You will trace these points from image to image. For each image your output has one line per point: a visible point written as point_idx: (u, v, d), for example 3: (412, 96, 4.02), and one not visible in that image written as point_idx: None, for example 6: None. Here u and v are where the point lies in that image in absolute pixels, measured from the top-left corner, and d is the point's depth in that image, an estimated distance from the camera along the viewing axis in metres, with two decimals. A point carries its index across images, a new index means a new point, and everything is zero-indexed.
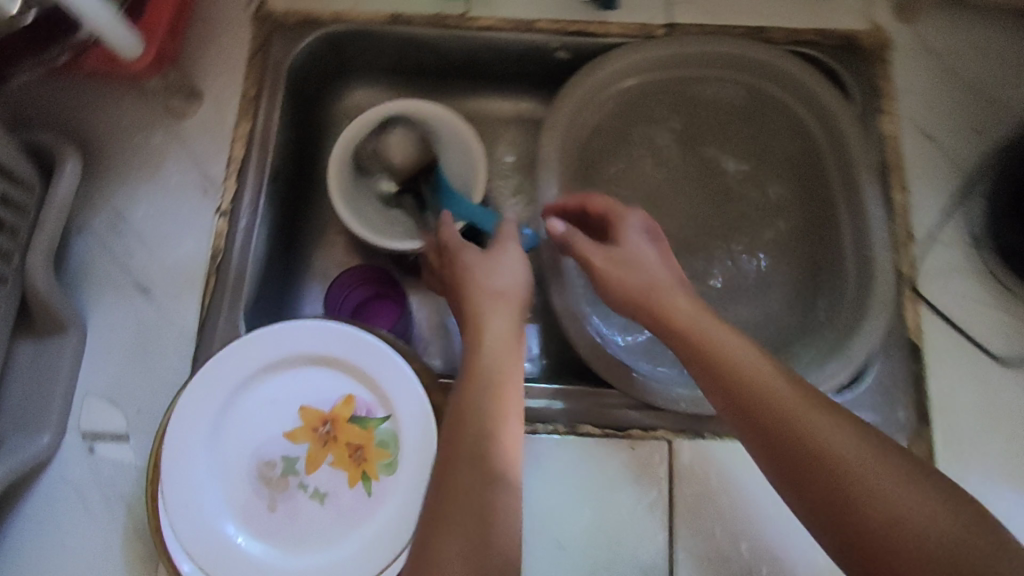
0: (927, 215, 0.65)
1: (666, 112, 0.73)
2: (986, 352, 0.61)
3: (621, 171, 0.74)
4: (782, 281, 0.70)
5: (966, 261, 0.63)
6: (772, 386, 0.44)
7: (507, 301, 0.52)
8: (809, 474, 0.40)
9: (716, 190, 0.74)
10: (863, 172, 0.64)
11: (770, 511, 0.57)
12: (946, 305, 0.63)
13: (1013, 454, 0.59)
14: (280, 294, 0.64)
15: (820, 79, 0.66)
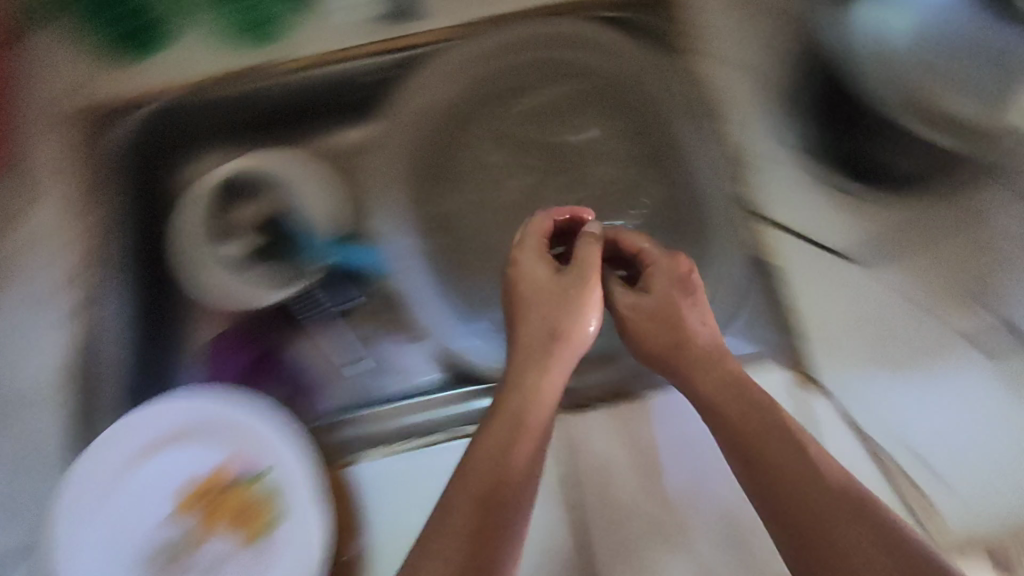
0: (759, 139, 0.65)
1: (490, 100, 0.72)
2: (839, 255, 0.63)
3: (462, 169, 0.71)
4: (656, 246, 0.68)
5: (804, 172, 0.64)
6: (783, 423, 0.49)
7: (545, 352, 0.53)
8: (811, 520, 0.44)
9: (555, 166, 0.71)
10: (678, 119, 0.69)
11: (662, 462, 0.58)
12: (795, 220, 0.64)
13: (878, 347, 0.60)
14: (158, 375, 0.66)
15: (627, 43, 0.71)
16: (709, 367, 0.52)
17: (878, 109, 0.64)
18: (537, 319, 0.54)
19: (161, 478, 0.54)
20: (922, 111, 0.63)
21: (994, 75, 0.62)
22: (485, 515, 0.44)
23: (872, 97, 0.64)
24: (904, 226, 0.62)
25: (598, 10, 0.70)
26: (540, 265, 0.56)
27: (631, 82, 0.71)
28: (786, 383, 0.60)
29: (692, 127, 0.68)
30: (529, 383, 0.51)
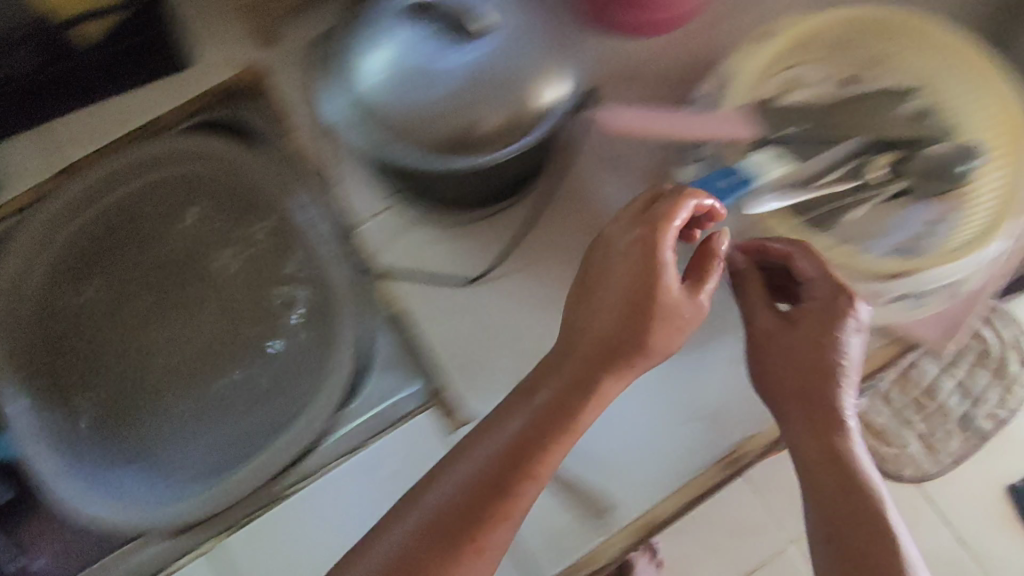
0: (355, 200, 0.67)
1: (116, 262, 0.69)
2: (455, 283, 0.65)
3: (119, 339, 0.68)
4: (302, 330, 0.67)
5: (404, 218, 0.67)
6: (842, 458, 0.55)
7: (609, 359, 0.49)
8: (852, 540, 0.54)
9: (207, 294, 0.71)
10: (286, 200, 0.69)
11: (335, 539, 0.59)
12: (407, 264, 0.66)
13: (512, 355, 0.63)
14: None
15: (224, 144, 0.70)
16: (794, 381, 0.55)
17: (440, 145, 0.53)
18: (615, 301, 0.50)
19: None
20: (484, 124, 0.52)
21: (530, 57, 0.53)
22: (462, 513, 0.48)
23: (427, 131, 0.52)
24: (505, 233, 0.67)
25: (180, 121, 0.70)
26: (616, 258, 0.51)
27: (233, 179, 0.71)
28: (439, 424, 0.62)
29: (303, 198, 0.69)
30: (589, 392, 0.49)
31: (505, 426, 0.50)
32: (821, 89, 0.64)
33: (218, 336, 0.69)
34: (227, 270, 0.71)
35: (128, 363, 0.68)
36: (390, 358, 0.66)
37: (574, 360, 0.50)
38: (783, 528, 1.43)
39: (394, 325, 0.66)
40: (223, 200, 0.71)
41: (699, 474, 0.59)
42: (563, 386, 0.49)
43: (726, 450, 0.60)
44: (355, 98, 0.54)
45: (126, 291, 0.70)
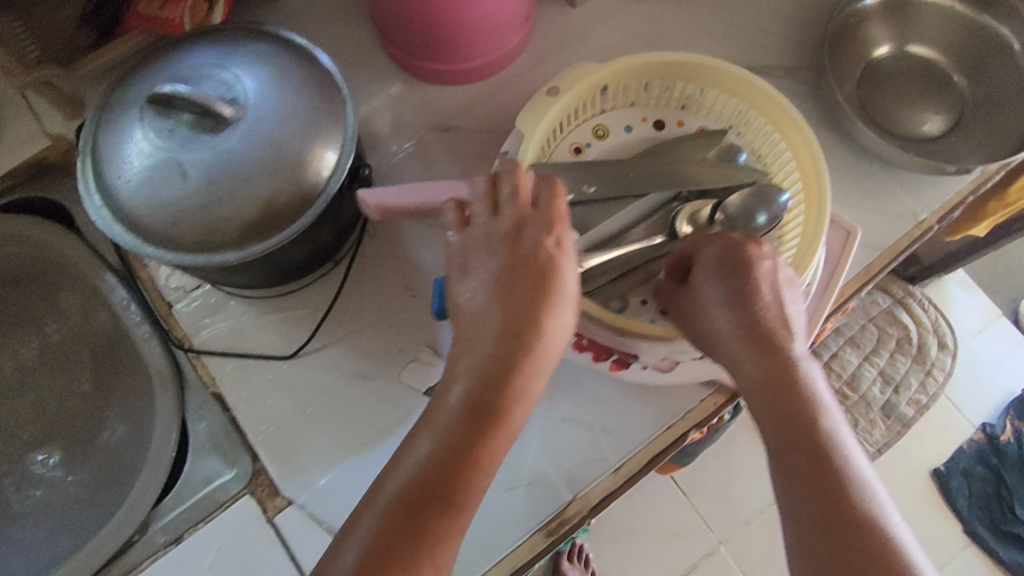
0: (168, 276, 0.65)
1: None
2: (274, 357, 0.63)
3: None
4: (128, 411, 0.67)
5: (219, 293, 0.65)
6: (796, 412, 0.45)
7: (526, 329, 0.42)
8: (823, 502, 0.43)
9: (31, 369, 0.71)
10: (99, 275, 0.67)
11: None
12: (224, 341, 0.63)
13: (333, 428, 0.60)
14: None
15: (31, 224, 0.67)
16: (728, 349, 0.48)
17: (197, 239, 0.51)
18: (505, 288, 0.43)
19: None
20: (240, 217, 0.51)
21: (286, 145, 0.52)
22: (383, 551, 0.40)
23: (181, 227, 0.51)
24: (322, 302, 0.64)
25: None
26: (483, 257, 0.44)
27: (47, 257, 0.69)
28: (258, 506, 0.59)
29: (114, 278, 0.67)
30: (505, 379, 0.42)
31: (416, 456, 0.42)
32: (630, 133, 0.63)
33: (53, 417, 0.70)
34: (48, 343, 0.71)
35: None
36: (212, 439, 0.63)
37: (484, 352, 0.42)
38: (713, 528, 1.40)
39: (215, 405, 0.63)
40: (44, 278, 0.70)
41: (520, 543, 0.57)
42: (474, 374, 0.42)
43: (549, 516, 0.58)
44: (106, 195, 0.52)
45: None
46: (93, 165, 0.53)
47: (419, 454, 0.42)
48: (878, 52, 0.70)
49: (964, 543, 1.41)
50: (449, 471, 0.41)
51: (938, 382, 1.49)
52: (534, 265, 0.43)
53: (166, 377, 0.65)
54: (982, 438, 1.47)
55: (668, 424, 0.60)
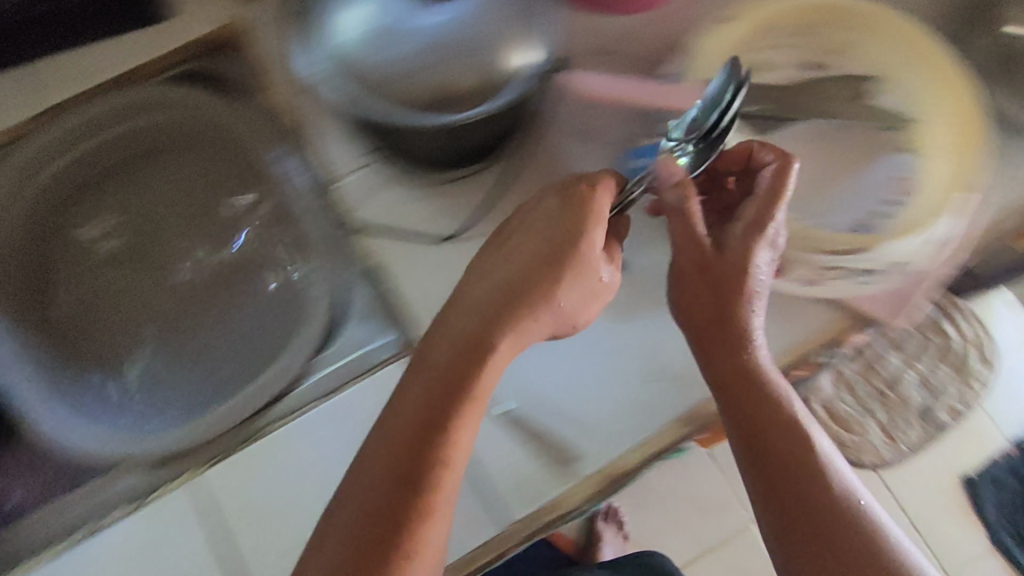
0: (333, 155, 0.68)
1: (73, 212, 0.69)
2: (433, 237, 0.65)
3: (79, 286, 0.67)
4: (273, 290, 0.68)
5: (380, 176, 0.68)
6: (768, 413, 0.54)
7: (513, 310, 0.49)
8: (800, 500, 0.52)
9: (174, 241, 0.71)
10: (262, 148, 0.70)
11: (301, 485, 0.57)
12: (384, 218, 0.66)
13: None
14: None
15: (198, 93, 0.71)
16: (710, 333, 0.56)
17: (391, 99, 0.57)
18: (494, 305, 0.50)
19: None
20: (433, 90, 0.57)
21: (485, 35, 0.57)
22: (373, 525, 0.46)
23: (375, 89, 0.57)
24: (479, 192, 0.67)
25: (156, 73, 0.71)
26: (503, 266, 0.52)
27: (207, 129, 0.72)
28: None
29: (280, 151, 0.70)
30: (508, 329, 0.49)
31: (396, 494, 0.46)
32: (796, 69, 0.67)
33: (189, 290, 0.69)
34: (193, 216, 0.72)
35: (79, 311, 0.67)
36: (365, 311, 0.66)
37: (443, 384, 0.48)
38: (746, 508, 1.43)
39: (370, 279, 0.66)
40: (195, 149, 0.72)
41: (658, 432, 0.60)
42: (455, 341, 0.49)
43: (686, 411, 0.61)
44: (326, 49, 0.59)
45: (81, 239, 0.69)
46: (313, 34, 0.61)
47: (388, 447, 0.48)
48: (1011, 29, 0.73)
49: (985, 550, 1.46)
50: (417, 461, 0.47)
51: (976, 394, 1.53)
52: (527, 298, 0.50)
53: (324, 248, 0.67)
54: (1014, 453, 1.52)
55: (801, 339, 0.63)
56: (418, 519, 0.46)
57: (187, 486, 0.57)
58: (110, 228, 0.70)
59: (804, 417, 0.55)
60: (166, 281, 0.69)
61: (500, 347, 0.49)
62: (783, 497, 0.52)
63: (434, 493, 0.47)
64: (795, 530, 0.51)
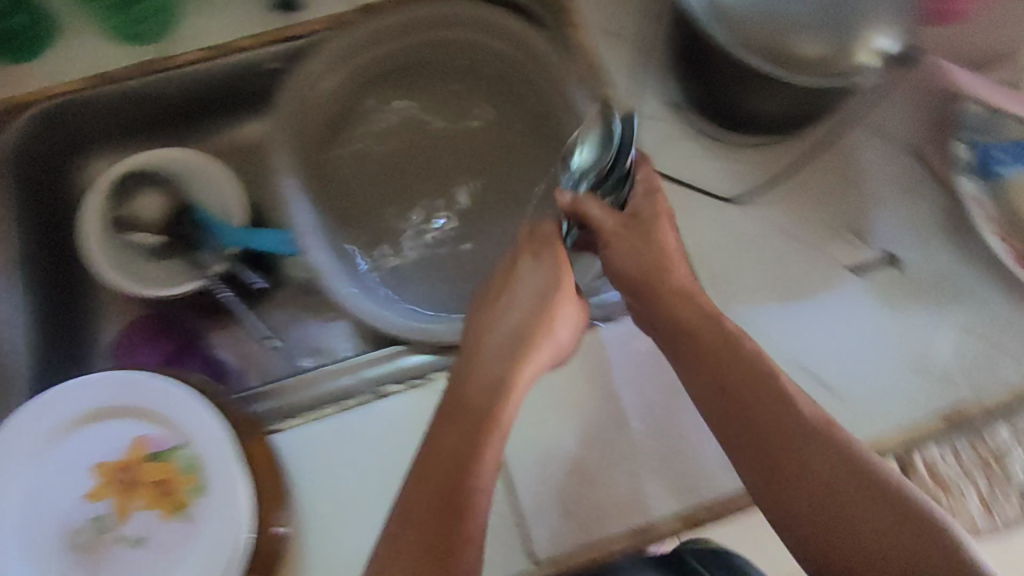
0: (634, 98, 0.70)
1: (371, 90, 0.76)
2: (718, 198, 0.68)
3: (356, 153, 0.76)
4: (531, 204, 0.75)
5: (678, 128, 0.70)
6: (767, 412, 0.51)
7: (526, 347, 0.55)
8: (836, 504, 0.47)
9: (444, 137, 0.77)
10: (569, 82, 0.72)
11: (580, 400, 0.60)
12: (676, 168, 0.69)
13: (767, 270, 0.66)
14: (64, 356, 0.67)
15: (511, 18, 0.72)
16: (671, 329, 0.55)
17: (770, 52, 0.58)
18: (512, 328, 0.56)
19: (82, 454, 0.53)
20: (814, 46, 0.57)
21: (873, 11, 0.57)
22: (428, 513, 0.48)
23: (739, 31, 0.59)
24: (770, 163, 0.69)
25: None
26: (524, 288, 0.58)
27: (507, 54, 0.74)
28: None
29: (579, 89, 0.72)
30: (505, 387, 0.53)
31: (410, 498, 0.49)
32: None
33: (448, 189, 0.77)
34: (468, 121, 0.78)
35: (354, 176, 0.76)
36: None
37: (461, 430, 0.51)
38: None
39: None
40: (484, 65, 0.76)
41: (921, 420, 0.60)
42: (485, 381, 0.53)
43: (949, 408, 0.61)
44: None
45: (370, 112, 0.77)
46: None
47: (421, 485, 0.49)
48: None
49: None
50: (460, 482, 0.49)
51: None
52: (532, 336, 0.55)
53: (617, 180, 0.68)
54: None
55: None
56: (462, 521, 0.48)
57: None
58: (388, 120, 0.77)
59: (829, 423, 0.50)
60: (428, 169, 0.77)
61: (523, 372, 0.53)
62: (799, 494, 0.48)
63: (471, 507, 0.48)
64: (813, 497, 0.48)
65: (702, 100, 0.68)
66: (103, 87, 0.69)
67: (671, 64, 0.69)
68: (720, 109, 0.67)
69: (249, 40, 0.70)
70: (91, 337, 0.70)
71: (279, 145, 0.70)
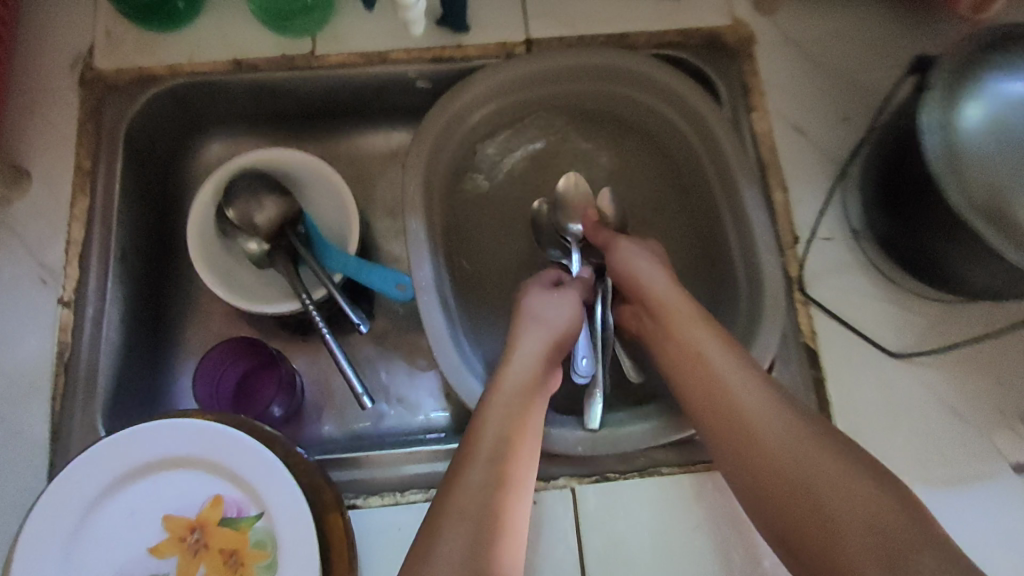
0: (807, 212, 0.62)
1: (525, 132, 0.70)
2: (878, 347, 0.59)
3: (499, 195, 0.70)
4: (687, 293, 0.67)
5: (852, 256, 0.61)
6: (738, 409, 0.48)
7: (554, 344, 0.57)
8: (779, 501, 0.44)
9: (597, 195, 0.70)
10: (741, 175, 0.60)
11: (674, 549, 0.54)
12: (836, 303, 0.60)
13: (917, 443, 0.57)
14: (147, 357, 0.63)
15: (694, 86, 0.62)
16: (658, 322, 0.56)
17: (994, 212, 0.47)
18: (543, 332, 0.58)
19: (154, 501, 0.50)
20: None
21: None
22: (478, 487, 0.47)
23: (970, 189, 0.47)
24: (946, 322, 0.60)
25: (648, 49, 0.66)
26: (552, 305, 0.59)
27: (674, 124, 0.65)
28: None
29: (756, 196, 0.60)
30: (531, 378, 0.55)
31: (467, 469, 0.48)
32: None
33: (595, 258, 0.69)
34: (625, 185, 0.71)
35: (490, 221, 0.70)
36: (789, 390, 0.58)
37: (505, 407, 0.52)
38: None
39: (801, 358, 0.59)
40: (649, 127, 0.68)
41: None
42: (520, 374, 0.54)
43: None
44: (947, 122, 0.49)
45: (522, 155, 0.70)
46: (944, 93, 0.49)
47: (466, 473, 0.48)
48: None
49: None
50: (507, 463, 0.49)
51: None
52: (555, 330, 0.58)
53: (781, 303, 0.57)
54: None
55: None
56: (510, 485, 0.48)
57: (565, 495, 0.56)
58: (534, 164, 0.71)
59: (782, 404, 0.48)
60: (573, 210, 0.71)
61: (541, 362, 0.56)
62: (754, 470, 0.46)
63: (516, 470, 0.49)
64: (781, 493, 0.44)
65: (885, 240, 0.58)
66: (240, 74, 0.64)
67: (870, 192, 0.58)
68: (907, 260, 0.57)
69: (407, 53, 0.65)
70: (177, 344, 0.65)
71: (410, 175, 0.61)
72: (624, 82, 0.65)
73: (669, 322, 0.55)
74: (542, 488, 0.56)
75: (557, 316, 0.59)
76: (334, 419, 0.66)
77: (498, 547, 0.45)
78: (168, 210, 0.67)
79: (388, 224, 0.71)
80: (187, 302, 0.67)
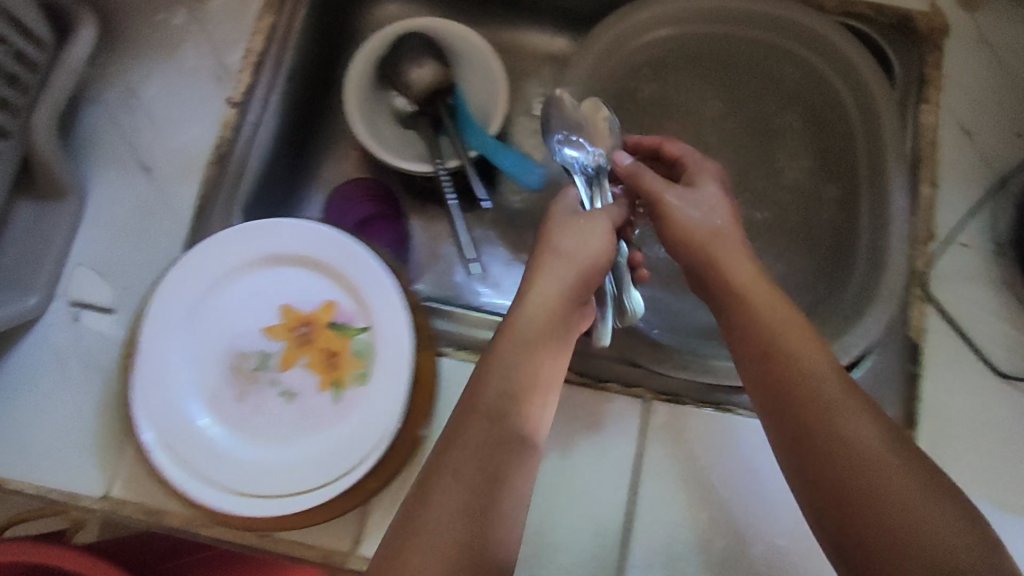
0: (948, 211, 0.61)
1: (686, 70, 0.71)
2: (982, 358, 0.58)
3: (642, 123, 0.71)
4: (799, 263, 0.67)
5: (981, 265, 0.60)
6: (807, 398, 0.43)
7: (581, 285, 0.51)
8: (849, 511, 0.39)
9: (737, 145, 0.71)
10: (893, 157, 0.60)
11: (727, 485, 0.55)
12: (952, 306, 0.59)
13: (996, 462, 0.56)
14: (286, 176, 0.67)
15: (870, 58, 0.62)
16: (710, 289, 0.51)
17: None
18: (564, 270, 0.51)
19: (275, 291, 0.55)
20: None
21: None
22: (475, 444, 0.42)
23: None
24: None
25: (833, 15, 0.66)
26: (585, 240, 0.52)
27: (835, 94, 0.65)
28: None
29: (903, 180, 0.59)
30: (545, 321, 0.49)
31: (466, 424, 0.43)
32: None
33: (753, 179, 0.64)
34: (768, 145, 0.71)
35: None
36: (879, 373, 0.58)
37: (511, 353, 0.47)
38: None
39: (901, 348, 0.59)
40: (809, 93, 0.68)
41: None
42: (535, 318, 0.49)
43: None
44: None
45: (677, 89, 0.71)
46: None
47: (462, 429, 0.43)
48: None
49: None
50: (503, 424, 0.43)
51: None
52: (575, 271, 0.51)
53: (899, 286, 0.57)
54: None
55: None
56: (511, 444, 0.43)
57: (636, 405, 0.58)
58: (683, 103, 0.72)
59: (842, 405, 0.42)
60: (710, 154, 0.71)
61: (560, 300, 0.50)
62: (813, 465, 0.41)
63: (516, 425, 0.44)
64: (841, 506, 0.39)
65: None
66: None
67: None
68: None
69: None
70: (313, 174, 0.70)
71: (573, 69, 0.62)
72: (800, 40, 0.65)
73: (775, 341, 0.45)
74: (617, 391, 0.59)
75: (580, 246, 0.52)
76: (433, 281, 0.69)
77: (492, 511, 0.40)
78: (336, 53, 0.71)
79: (528, 121, 0.73)
80: (329, 141, 0.71)
